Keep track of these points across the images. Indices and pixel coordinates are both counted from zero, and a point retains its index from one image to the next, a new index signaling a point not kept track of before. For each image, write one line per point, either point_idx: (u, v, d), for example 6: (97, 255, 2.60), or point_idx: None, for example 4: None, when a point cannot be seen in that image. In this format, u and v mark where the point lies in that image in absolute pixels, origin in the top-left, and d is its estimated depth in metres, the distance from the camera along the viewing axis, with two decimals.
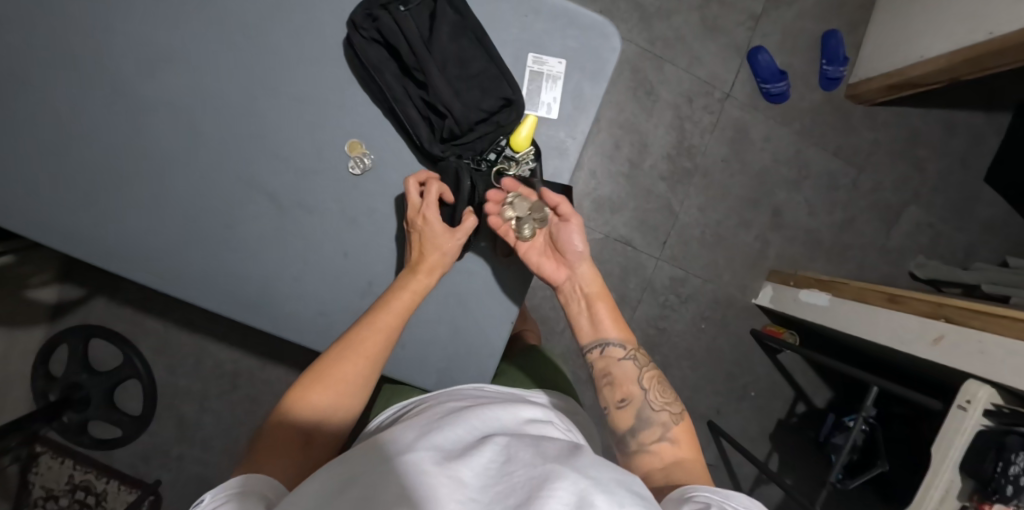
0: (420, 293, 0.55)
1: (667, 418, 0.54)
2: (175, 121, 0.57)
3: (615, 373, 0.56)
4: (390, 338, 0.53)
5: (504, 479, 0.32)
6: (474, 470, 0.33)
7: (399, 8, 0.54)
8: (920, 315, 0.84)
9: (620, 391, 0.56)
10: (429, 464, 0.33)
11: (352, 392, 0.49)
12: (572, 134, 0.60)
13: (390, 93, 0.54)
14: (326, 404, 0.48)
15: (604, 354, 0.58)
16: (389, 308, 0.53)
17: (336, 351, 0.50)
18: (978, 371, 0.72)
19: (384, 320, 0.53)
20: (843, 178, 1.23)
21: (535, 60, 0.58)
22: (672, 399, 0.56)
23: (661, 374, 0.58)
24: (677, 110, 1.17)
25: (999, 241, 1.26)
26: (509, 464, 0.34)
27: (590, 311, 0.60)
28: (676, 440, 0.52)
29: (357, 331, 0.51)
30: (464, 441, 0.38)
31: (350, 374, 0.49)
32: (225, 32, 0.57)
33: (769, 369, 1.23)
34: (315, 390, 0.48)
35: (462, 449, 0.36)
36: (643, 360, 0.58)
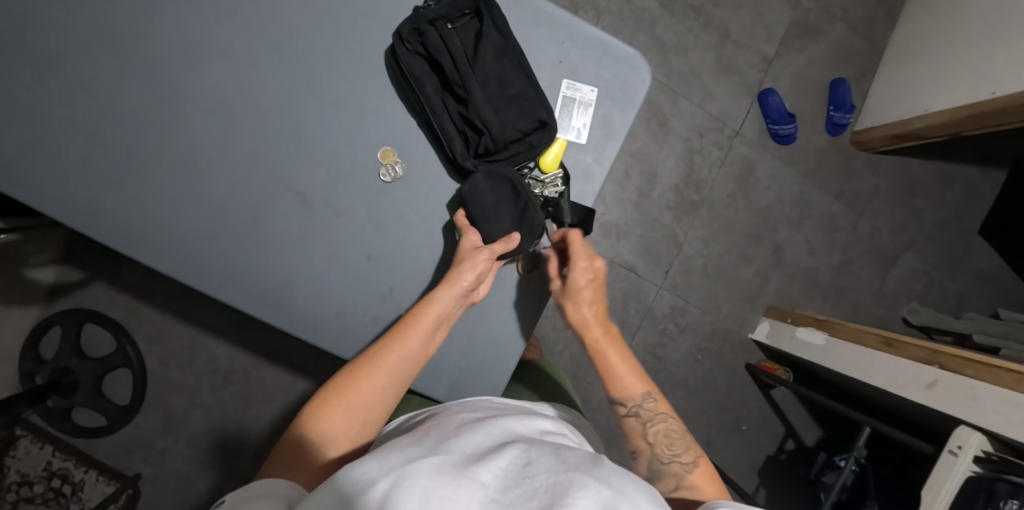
0: (445, 310, 0.55)
1: (679, 470, 0.53)
2: (211, 114, 0.58)
3: (625, 428, 0.58)
4: (414, 356, 0.53)
5: (525, 483, 0.32)
6: (494, 472, 0.33)
7: (446, 26, 0.56)
8: (916, 361, 0.85)
9: (632, 443, 0.58)
10: (448, 467, 0.33)
11: (369, 407, 0.50)
12: (598, 159, 0.62)
13: (430, 108, 0.56)
14: (341, 423, 0.48)
15: (614, 411, 0.60)
16: (416, 324, 0.54)
17: (359, 365, 0.51)
18: (969, 417, 0.74)
19: (409, 337, 0.53)
20: (844, 221, 1.27)
21: (568, 86, 0.60)
22: (685, 448, 0.55)
23: (676, 425, 0.56)
24: (688, 143, 1.20)
25: (991, 292, 1.30)
26: (528, 468, 0.34)
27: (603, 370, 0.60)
28: (694, 486, 0.52)
29: (379, 348, 0.52)
30: (483, 447, 0.38)
31: (369, 389, 0.50)
32: (269, 33, 0.58)
33: (762, 404, 1.24)
34: (334, 404, 0.49)
35: (481, 455, 0.36)
36: (651, 412, 0.57)
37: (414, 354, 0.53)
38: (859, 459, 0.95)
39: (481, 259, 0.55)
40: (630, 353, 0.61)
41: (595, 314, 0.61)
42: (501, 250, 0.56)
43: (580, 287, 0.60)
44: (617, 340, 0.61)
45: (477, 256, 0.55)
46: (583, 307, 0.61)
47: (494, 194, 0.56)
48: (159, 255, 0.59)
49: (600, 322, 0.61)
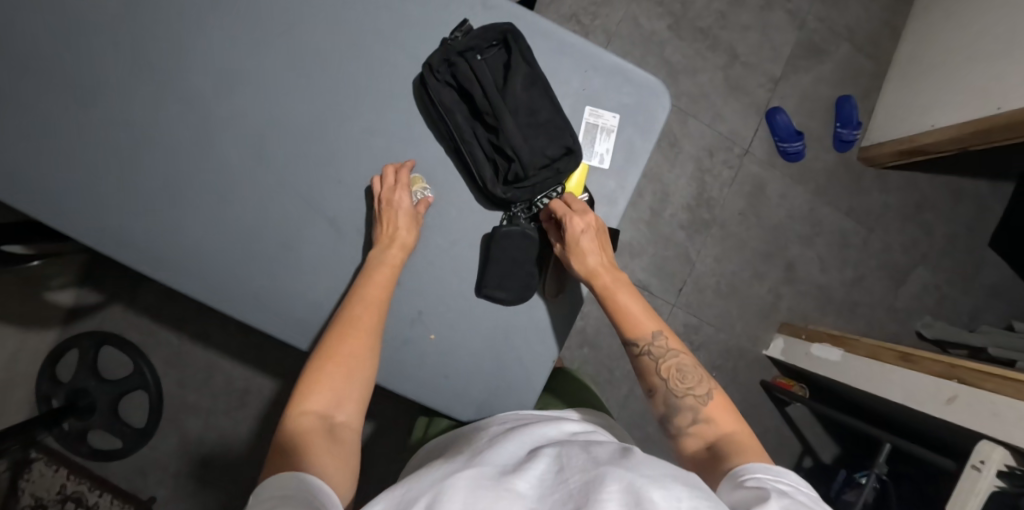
0: (399, 267, 0.57)
1: (694, 402, 0.54)
2: (244, 142, 0.60)
3: (638, 367, 0.58)
4: (378, 309, 0.54)
5: (560, 487, 0.34)
6: (530, 481, 0.35)
7: (475, 56, 0.58)
8: (933, 375, 0.86)
9: (646, 381, 0.58)
10: (485, 480, 0.35)
11: (358, 367, 0.49)
12: (621, 183, 0.63)
13: (460, 137, 0.57)
14: (336, 392, 0.47)
15: (627, 353, 0.59)
16: (372, 281, 0.55)
17: (334, 334, 0.51)
18: (991, 431, 0.74)
19: (368, 293, 0.54)
20: (854, 237, 1.28)
21: (591, 113, 0.62)
22: (697, 380, 0.55)
23: (685, 358, 0.57)
24: (699, 163, 1.22)
25: (1002, 305, 1.31)
26: (562, 472, 0.35)
27: (614, 315, 0.60)
28: (710, 418, 0.53)
29: (349, 311, 0.53)
30: (516, 459, 0.40)
31: (353, 349, 0.50)
32: (301, 63, 0.60)
33: (776, 420, 1.24)
34: (323, 367, 0.48)
35: (515, 465, 0.38)
36: (663, 348, 0.57)
37: (377, 308, 0.54)
38: (880, 473, 0.95)
39: (406, 224, 0.57)
40: (638, 293, 0.61)
41: (600, 263, 0.59)
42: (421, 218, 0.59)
43: (577, 237, 0.58)
44: (624, 281, 0.60)
45: (407, 219, 0.57)
46: (585, 256, 0.58)
47: (515, 253, 0.60)
48: (190, 281, 0.60)
49: (607, 269, 0.59)
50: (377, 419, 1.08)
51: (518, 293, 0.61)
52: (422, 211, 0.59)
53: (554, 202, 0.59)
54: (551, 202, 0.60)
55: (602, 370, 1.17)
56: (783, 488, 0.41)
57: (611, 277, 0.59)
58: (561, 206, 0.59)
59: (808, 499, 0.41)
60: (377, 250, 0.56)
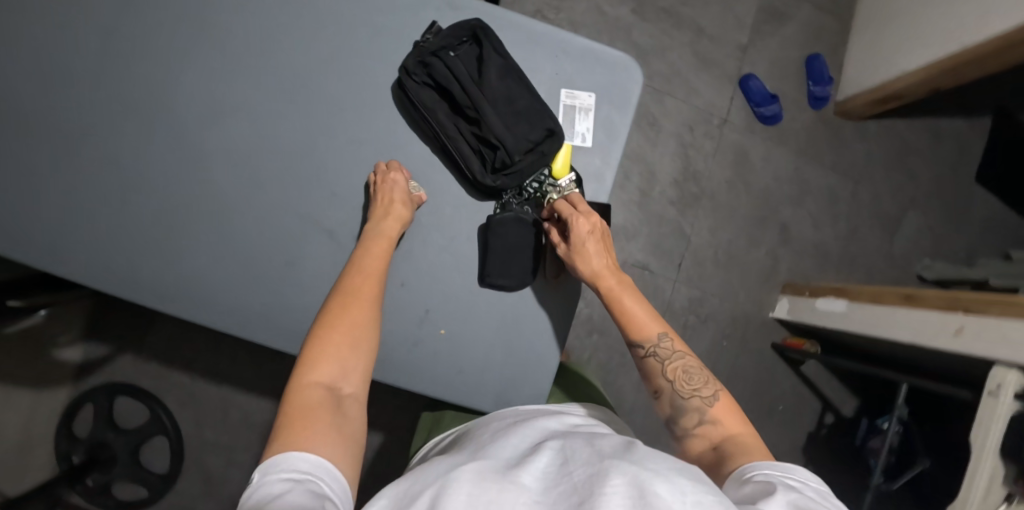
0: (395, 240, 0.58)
1: (700, 404, 0.55)
2: (236, 166, 0.61)
3: (644, 369, 0.59)
4: (375, 286, 0.55)
5: (565, 480, 0.36)
6: (534, 475, 0.38)
7: (449, 54, 0.59)
8: (939, 310, 0.88)
9: (652, 383, 0.59)
10: (490, 473, 0.38)
11: (360, 337, 0.50)
12: (606, 159, 0.65)
13: (443, 133, 0.58)
14: (339, 363, 0.48)
15: (632, 354, 0.60)
16: (369, 256, 0.56)
17: (336, 304, 0.52)
18: (1007, 356, 0.76)
19: (365, 269, 0.55)
20: (842, 191, 1.29)
21: (567, 95, 0.63)
22: (703, 382, 0.56)
23: (691, 361, 0.58)
24: (681, 138, 1.23)
25: (998, 238, 1.32)
26: (566, 465, 0.38)
27: (619, 317, 0.61)
28: (716, 420, 0.53)
29: (349, 284, 0.54)
30: (520, 454, 0.42)
31: (353, 319, 0.51)
32: (282, 84, 0.61)
33: (793, 381, 1.25)
34: (325, 337, 0.49)
35: (520, 460, 0.41)
36: (668, 350, 0.58)
37: (375, 283, 0.55)
38: (901, 418, 0.96)
39: (399, 201, 0.58)
40: (642, 296, 0.62)
41: (604, 264, 0.61)
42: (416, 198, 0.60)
43: (582, 239, 0.60)
44: (628, 285, 0.62)
45: (401, 197, 0.58)
46: (590, 258, 0.60)
47: (513, 239, 0.61)
48: (199, 309, 0.60)
49: (612, 271, 0.61)
50: (399, 431, 1.09)
51: (520, 280, 0.62)
52: (415, 193, 0.60)
53: (558, 203, 0.61)
54: (555, 202, 0.62)
55: (614, 355, 1.18)
56: (790, 483, 0.42)
57: (615, 280, 0.61)
58: (567, 206, 0.61)
59: (813, 493, 0.41)
60: (372, 223, 0.57)
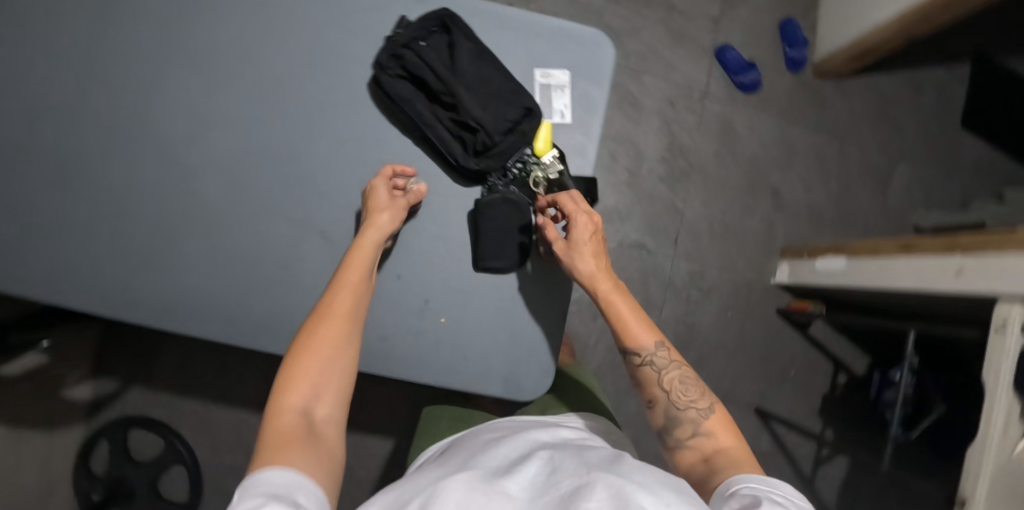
0: (376, 247, 0.57)
1: (696, 415, 0.55)
2: (223, 178, 0.61)
3: (639, 378, 0.59)
4: (354, 299, 0.54)
5: (550, 491, 0.41)
6: (520, 484, 0.43)
7: (420, 44, 0.59)
8: (937, 253, 0.88)
9: (647, 392, 0.58)
10: (478, 482, 0.43)
11: (336, 358, 0.51)
12: (587, 133, 0.65)
13: (421, 121, 0.58)
14: (315, 385, 0.49)
15: (627, 361, 0.59)
16: (347, 267, 0.55)
17: (312, 322, 0.52)
18: (1006, 289, 0.75)
19: (343, 280, 0.54)
20: (830, 151, 1.30)
21: (541, 74, 0.64)
22: (699, 394, 0.56)
23: (687, 371, 0.58)
24: (663, 115, 1.23)
25: (991, 181, 1.32)
26: (553, 475, 0.43)
27: (614, 322, 0.60)
28: (710, 433, 0.54)
29: (326, 300, 0.53)
30: (506, 465, 0.47)
31: (329, 338, 0.51)
32: (259, 92, 0.62)
33: (803, 344, 1.25)
34: (302, 360, 0.49)
35: (505, 470, 0.46)
36: (664, 359, 0.58)
37: (356, 296, 0.54)
38: (912, 367, 0.96)
39: (384, 208, 0.57)
40: (635, 301, 0.61)
41: (600, 267, 0.60)
42: (411, 198, 0.59)
43: (582, 241, 0.59)
44: (623, 290, 0.61)
45: (387, 200, 0.57)
46: (586, 260, 0.59)
47: (503, 222, 0.61)
48: (201, 322, 0.61)
49: (606, 273, 0.61)
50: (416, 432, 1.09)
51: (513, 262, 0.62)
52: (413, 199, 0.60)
53: (562, 198, 0.61)
54: (557, 197, 0.61)
55: None
56: (776, 498, 0.43)
57: (610, 283, 0.60)
58: (569, 203, 0.60)
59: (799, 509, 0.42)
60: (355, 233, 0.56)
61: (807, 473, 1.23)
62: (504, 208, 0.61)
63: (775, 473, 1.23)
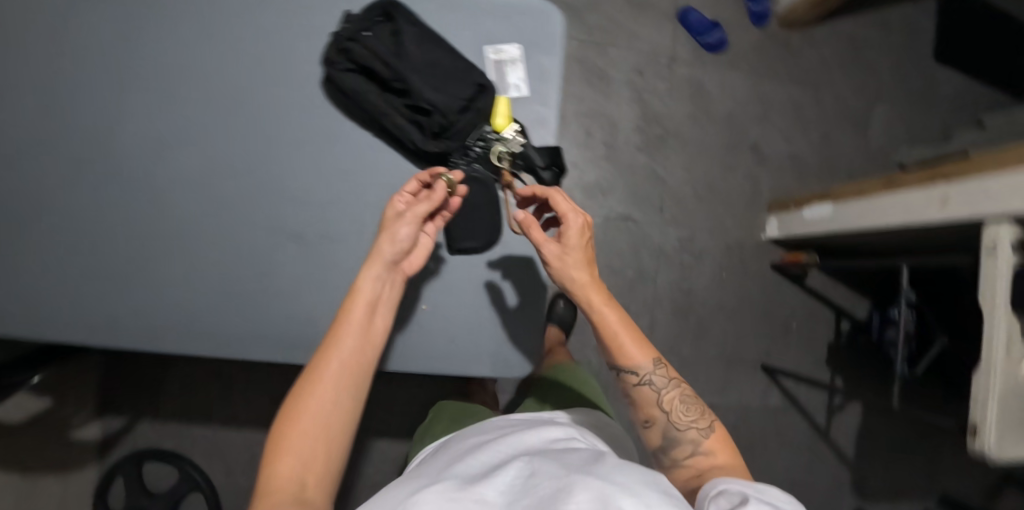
0: (379, 288, 0.54)
1: (696, 435, 0.58)
2: (190, 194, 0.61)
3: (636, 397, 0.60)
4: (351, 352, 0.51)
5: (528, 493, 0.43)
6: (496, 489, 0.45)
7: (364, 35, 0.58)
8: (919, 186, 0.88)
9: (643, 412, 0.60)
10: (453, 492, 0.44)
11: (326, 418, 0.48)
12: (545, 103, 0.65)
13: (376, 111, 0.58)
14: (307, 449, 0.47)
15: (623, 380, 0.60)
16: (344, 318, 0.53)
17: (303, 383, 0.50)
18: (990, 210, 0.75)
19: (340, 333, 0.52)
20: (805, 100, 1.29)
21: (491, 50, 0.63)
22: (698, 414, 0.59)
23: (686, 391, 0.60)
24: (633, 84, 1.22)
25: (968, 110, 1.32)
26: (532, 477, 0.45)
27: (609, 340, 0.59)
28: (709, 451, 0.57)
29: (320, 357, 0.51)
30: (482, 474, 0.49)
31: (320, 401, 0.49)
32: (214, 103, 0.61)
33: (801, 296, 1.24)
34: (293, 424, 0.47)
35: (482, 478, 0.48)
36: (664, 380, 0.59)
37: (354, 349, 0.52)
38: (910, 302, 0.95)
39: (394, 232, 0.54)
40: (629, 319, 0.60)
41: (592, 279, 0.58)
42: (423, 208, 0.55)
43: (569, 249, 0.57)
44: (616, 306, 0.59)
45: (399, 221, 0.55)
46: (572, 273, 0.57)
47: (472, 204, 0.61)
48: (187, 338, 0.61)
49: (593, 285, 0.58)
50: None
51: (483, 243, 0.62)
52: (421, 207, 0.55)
53: (551, 199, 0.57)
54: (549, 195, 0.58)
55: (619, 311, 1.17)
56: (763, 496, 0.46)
57: (602, 296, 0.58)
58: (562, 207, 0.57)
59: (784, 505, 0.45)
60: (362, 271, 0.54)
61: (821, 424, 1.24)
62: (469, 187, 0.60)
63: (788, 427, 1.23)
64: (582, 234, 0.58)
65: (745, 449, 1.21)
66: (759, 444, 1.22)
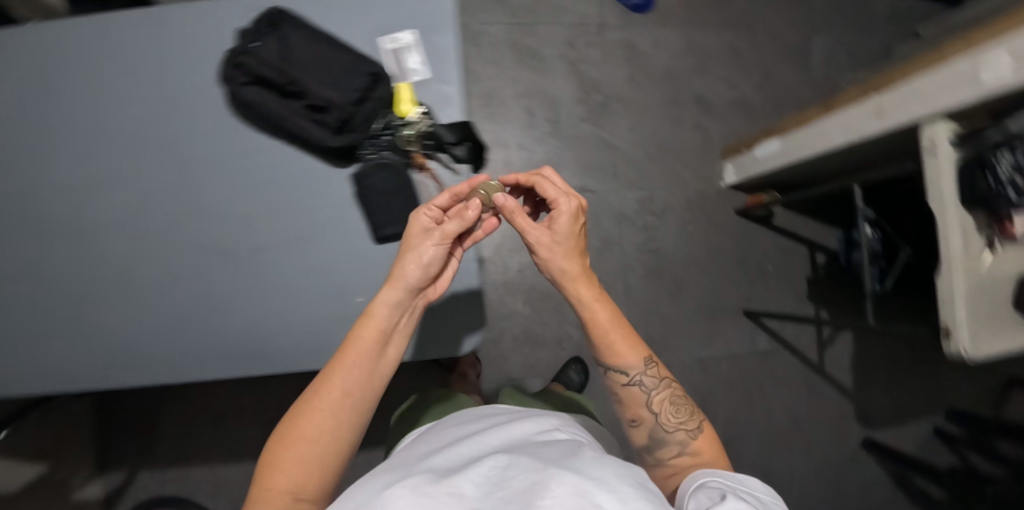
0: (395, 310, 0.54)
1: (684, 436, 0.59)
2: (120, 230, 0.62)
3: (625, 396, 0.61)
4: (358, 376, 0.51)
5: (504, 486, 0.41)
6: (473, 482, 0.43)
7: (252, 46, 0.60)
8: (856, 101, 0.86)
9: (631, 411, 0.61)
10: (426, 485, 0.42)
11: (321, 439, 0.49)
12: (448, 82, 0.65)
13: (278, 118, 0.60)
14: (298, 467, 0.48)
15: (611, 379, 0.62)
16: (354, 342, 0.52)
17: (303, 405, 0.50)
18: (920, 111, 0.75)
19: (348, 357, 0.52)
20: (742, 43, 1.29)
21: (385, 40, 0.63)
22: (688, 415, 0.60)
23: (676, 393, 0.61)
24: (567, 57, 1.22)
25: (906, 26, 1.32)
26: (508, 470, 0.43)
27: (598, 338, 0.60)
28: (696, 452, 0.58)
29: (325, 378, 0.51)
30: (458, 466, 0.47)
31: (313, 423, 0.49)
32: (127, 139, 0.63)
33: (771, 236, 1.24)
34: (289, 443, 0.49)
35: (455, 470, 0.45)
36: (653, 381, 0.60)
37: (360, 376, 0.52)
38: (869, 219, 0.94)
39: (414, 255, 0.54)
40: (621, 315, 0.60)
41: (583, 271, 0.59)
42: (454, 228, 0.55)
43: (560, 239, 0.57)
44: (610, 302, 0.60)
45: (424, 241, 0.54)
46: (563, 263, 0.58)
47: (387, 190, 0.61)
48: (138, 369, 0.62)
49: (583, 277, 0.59)
50: None
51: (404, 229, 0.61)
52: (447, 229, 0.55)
53: (542, 186, 0.58)
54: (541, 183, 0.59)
55: None
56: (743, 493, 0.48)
57: (591, 290, 0.59)
58: (555, 193, 0.58)
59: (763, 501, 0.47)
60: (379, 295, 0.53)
61: (813, 359, 1.23)
62: (381, 173, 0.61)
63: (781, 368, 1.22)
64: (574, 220, 0.58)
65: (741, 397, 1.20)
66: (754, 389, 1.21)
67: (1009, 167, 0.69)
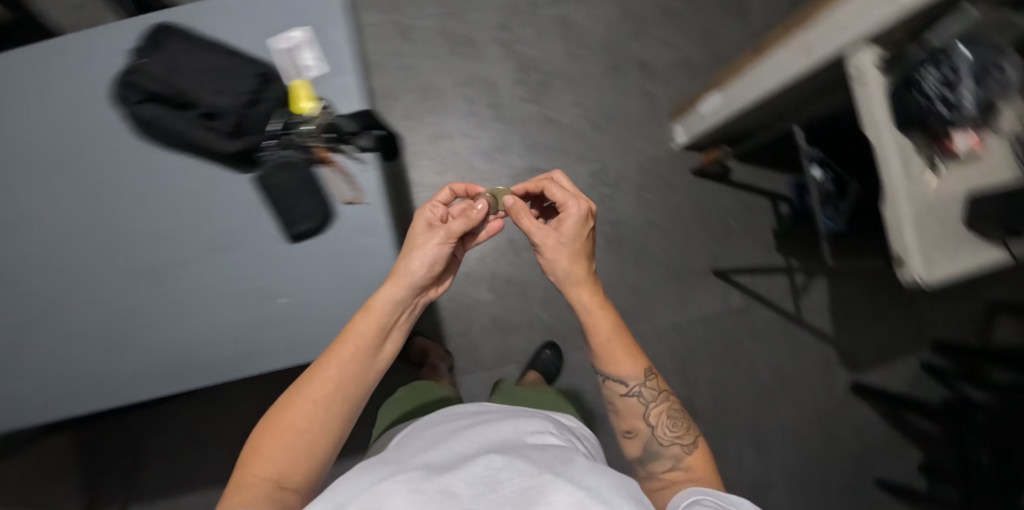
0: (397, 304, 0.57)
1: (678, 451, 0.58)
2: (39, 263, 0.63)
3: (621, 406, 0.61)
4: (357, 369, 0.53)
5: (496, 489, 0.41)
6: (469, 481, 0.42)
7: (140, 63, 0.61)
8: (783, 42, 0.81)
9: (626, 423, 0.61)
10: (422, 482, 0.41)
11: (307, 428, 0.50)
12: (344, 72, 0.64)
13: (174, 131, 0.61)
14: (282, 453, 0.48)
15: (609, 389, 0.62)
16: (356, 333, 0.55)
17: (295, 393, 0.52)
18: (841, 40, 0.68)
19: (351, 348, 0.54)
20: (677, 2, 1.27)
21: (276, 41, 0.63)
22: (684, 431, 0.60)
23: (674, 408, 0.61)
24: (501, 40, 1.21)
25: None
26: (501, 473, 0.42)
27: (598, 344, 0.61)
28: (689, 467, 0.57)
29: (322, 368, 0.53)
30: (450, 462, 0.46)
31: (299, 414, 0.50)
32: (31, 172, 0.62)
33: (731, 193, 1.22)
34: (275, 429, 0.49)
35: (448, 467, 0.44)
36: (651, 393, 0.61)
37: (357, 371, 0.54)
38: (815, 158, 0.92)
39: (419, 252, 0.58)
40: (623, 327, 0.61)
41: (586, 277, 0.61)
42: (457, 227, 0.59)
43: (564, 241, 0.61)
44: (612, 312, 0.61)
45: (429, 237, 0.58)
46: (565, 264, 0.61)
47: (291, 187, 0.61)
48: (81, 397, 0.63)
49: (585, 280, 0.61)
50: None
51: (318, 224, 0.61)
52: (452, 228, 0.59)
53: (551, 189, 0.63)
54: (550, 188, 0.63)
55: None
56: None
57: (592, 295, 0.61)
58: (564, 198, 0.62)
59: None
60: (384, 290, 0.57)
61: (790, 309, 1.21)
62: (281, 171, 0.61)
63: (758, 323, 1.21)
64: (580, 225, 0.61)
65: (721, 357, 1.19)
66: (733, 347, 1.20)
67: (936, 79, 0.61)
